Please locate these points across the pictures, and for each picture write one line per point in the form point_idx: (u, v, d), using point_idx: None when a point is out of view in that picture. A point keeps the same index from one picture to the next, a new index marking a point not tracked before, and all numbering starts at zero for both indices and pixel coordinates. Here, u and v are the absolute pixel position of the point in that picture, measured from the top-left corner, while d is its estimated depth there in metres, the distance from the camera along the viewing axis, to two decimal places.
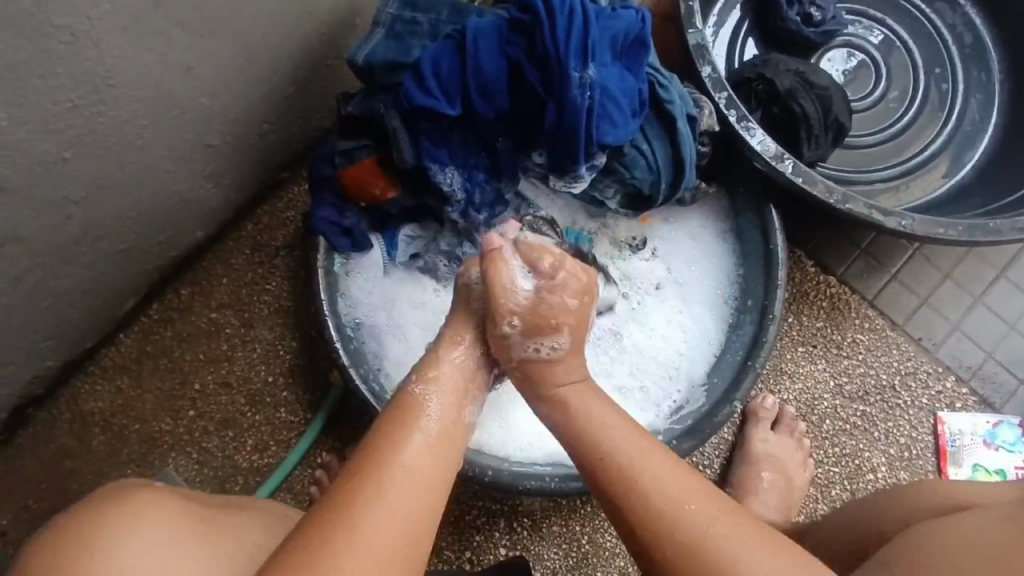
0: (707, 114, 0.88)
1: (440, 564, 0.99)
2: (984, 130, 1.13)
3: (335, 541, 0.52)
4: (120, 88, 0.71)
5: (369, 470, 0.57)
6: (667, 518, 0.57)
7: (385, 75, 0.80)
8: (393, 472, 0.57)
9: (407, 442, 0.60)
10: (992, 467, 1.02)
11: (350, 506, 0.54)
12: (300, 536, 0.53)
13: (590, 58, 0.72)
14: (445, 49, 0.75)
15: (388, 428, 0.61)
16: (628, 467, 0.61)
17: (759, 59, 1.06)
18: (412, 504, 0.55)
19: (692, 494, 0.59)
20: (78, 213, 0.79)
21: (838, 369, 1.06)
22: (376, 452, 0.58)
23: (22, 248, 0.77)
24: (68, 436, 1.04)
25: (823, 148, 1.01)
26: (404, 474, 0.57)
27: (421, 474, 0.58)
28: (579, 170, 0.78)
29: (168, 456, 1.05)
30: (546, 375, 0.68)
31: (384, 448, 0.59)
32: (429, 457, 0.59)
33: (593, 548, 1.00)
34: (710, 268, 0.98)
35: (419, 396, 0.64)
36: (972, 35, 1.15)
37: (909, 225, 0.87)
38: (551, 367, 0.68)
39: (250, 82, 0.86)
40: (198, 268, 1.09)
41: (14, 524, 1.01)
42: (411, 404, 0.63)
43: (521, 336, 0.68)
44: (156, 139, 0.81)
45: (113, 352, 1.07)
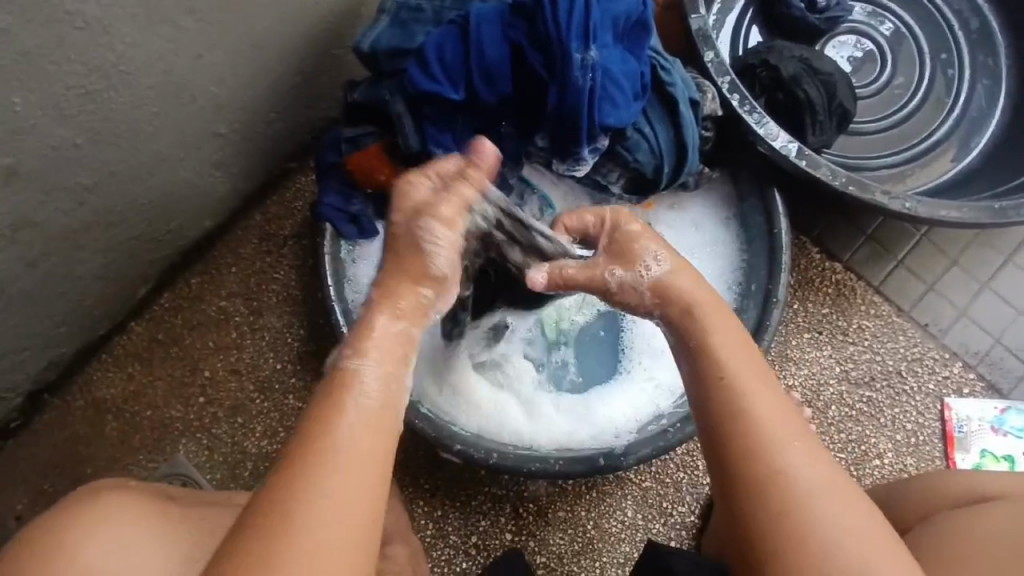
0: (710, 98, 0.88)
1: (446, 549, 1.00)
2: (991, 115, 1.13)
3: (285, 533, 0.46)
4: (132, 75, 0.73)
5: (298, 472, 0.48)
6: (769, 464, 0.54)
7: (389, 62, 0.81)
8: (332, 459, 0.49)
9: (342, 418, 0.51)
10: (1000, 453, 1.01)
11: (288, 507, 0.47)
12: (247, 531, 0.47)
13: (592, 40, 0.73)
14: (449, 34, 0.76)
15: (318, 414, 0.51)
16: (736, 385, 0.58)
17: (763, 46, 1.06)
18: (358, 510, 0.48)
19: (793, 430, 0.56)
20: (91, 199, 0.81)
21: (844, 355, 1.05)
22: (309, 439, 0.50)
23: (36, 233, 0.78)
24: (81, 422, 1.06)
25: (827, 133, 1.01)
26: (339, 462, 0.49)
27: (355, 456, 0.50)
28: (581, 153, 0.79)
29: (179, 442, 1.06)
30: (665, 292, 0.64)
31: (324, 432, 0.50)
32: (366, 436, 0.51)
33: (599, 533, 1.01)
34: (713, 255, 0.98)
35: (353, 371, 0.54)
36: (978, 20, 1.14)
37: (914, 208, 0.87)
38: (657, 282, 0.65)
39: (258, 71, 0.87)
40: (208, 258, 1.11)
41: (29, 508, 1.03)
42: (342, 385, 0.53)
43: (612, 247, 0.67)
44: (167, 126, 0.82)
45: (125, 340, 1.08)
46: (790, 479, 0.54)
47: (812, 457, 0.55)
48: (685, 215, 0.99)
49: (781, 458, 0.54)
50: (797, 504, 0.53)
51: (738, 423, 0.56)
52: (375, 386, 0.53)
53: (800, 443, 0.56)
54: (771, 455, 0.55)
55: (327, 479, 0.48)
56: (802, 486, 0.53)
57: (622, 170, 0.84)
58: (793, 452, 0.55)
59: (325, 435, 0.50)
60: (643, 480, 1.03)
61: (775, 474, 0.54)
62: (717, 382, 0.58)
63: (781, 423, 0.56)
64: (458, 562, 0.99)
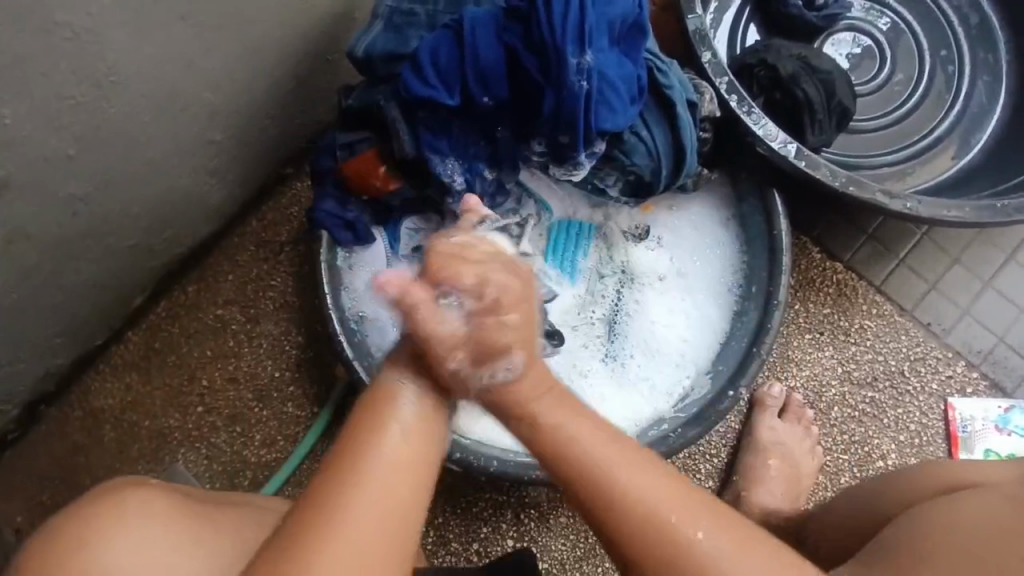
0: (708, 100, 0.87)
1: (448, 556, 0.99)
2: (991, 112, 1.12)
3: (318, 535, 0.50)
4: (123, 84, 0.72)
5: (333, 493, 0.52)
6: (648, 518, 0.56)
7: (383, 66, 0.80)
8: (369, 468, 0.53)
9: (385, 437, 0.55)
10: (1004, 452, 1.00)
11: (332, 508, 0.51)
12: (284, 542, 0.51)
13: (587, 44, 0.72)
14: (443, 39, 0.75)
15: (363, 419, 0.56)
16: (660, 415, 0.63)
17: (761, 44, 1.05)
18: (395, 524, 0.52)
19: (667, 504, 0.56)
20: (84, 209, 0.80)
21: (846, 356, 1.05)
22: (355, 445, 0.54)
23: (29, 245, 0.78)
24: (80, 432, 1.05)
25: (827, 132, 1.00)
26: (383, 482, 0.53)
27: (396, 473, 0.54)
28: (579, 158, 0.78)
29: (178, 452, 1.06)
30: None
31: (362, 447, 0.54)
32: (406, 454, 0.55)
33: (600, 538, 1.00)
34: (713, 257, 0.97)
35: (399, 386, 0.58)
36: (978, 16, 1.13)
37: (915, 208, 0.86)
38: None
39: (251, 77, 0.86)
40: (204, 265, 1.10)
41: (28, 519, 1.02)
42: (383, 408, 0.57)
43: None
44: (160, 134, 0.81)
45: (123, 349, 1.08)
46: (694, 555, 0.54)
47: (705, 518, 0.56)
48: (686, 216, 0.98)
49: (680, 531, 0.55)
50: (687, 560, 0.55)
51: (633, 510, 0.56)
52: (414, 410, 0.57)
53: (687, 514, 0.56)
54: (671, 531, 0.55)
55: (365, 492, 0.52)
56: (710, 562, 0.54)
57: (619, 174, 0.85)
58: (705, 538, 0.55)
59: (362, 454, 0.54)
60: None
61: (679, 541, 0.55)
62: (593, 473, 0.57)
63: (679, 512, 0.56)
64: None
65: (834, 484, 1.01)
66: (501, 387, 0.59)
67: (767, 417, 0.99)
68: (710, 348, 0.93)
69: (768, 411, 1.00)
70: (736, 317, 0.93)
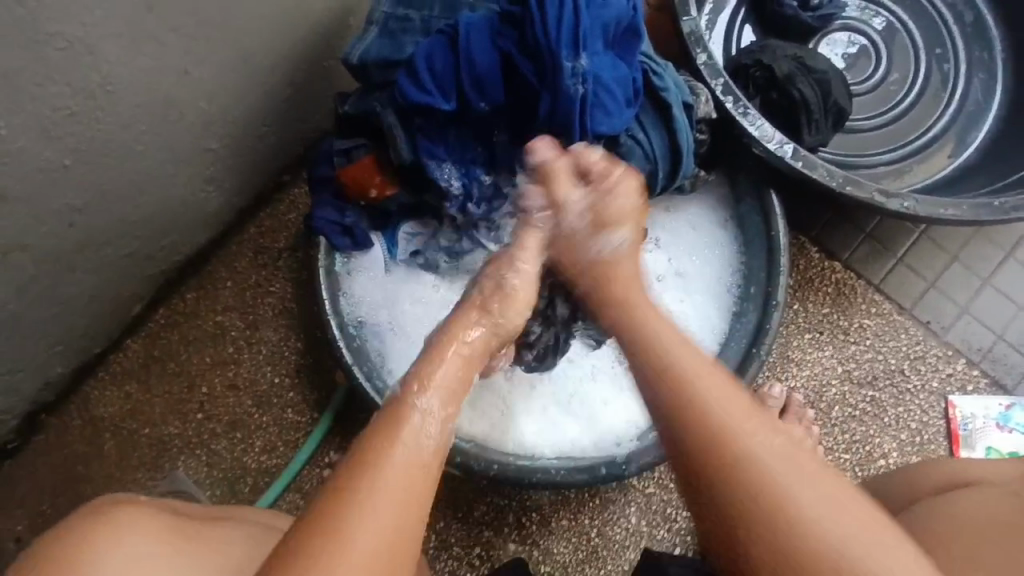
0: (704, 101, 0.88)
1: (450, 561, 0.99)
2: (988, 109, 1.12)
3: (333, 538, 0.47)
4: (118, 94, 0.72)
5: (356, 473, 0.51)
6: (736, 446, 0.53)
7: (379, 72, 0.80)
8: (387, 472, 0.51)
9: (402, 441, 0.53)
10: (1005, 449, 1.00)
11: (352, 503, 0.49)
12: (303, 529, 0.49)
13: (582, 48, 0.72)
14: (438, 44, 0.75)
15: (377, 435, 0.54)
16: (686, 377, 0.58)
17: (757, 45, 1.05)
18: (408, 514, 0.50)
19: (738, 409, 0.55)
20: (81, 219, 0.80)
21: (846, 355, 1.05)
22: (367, 453, 0.52)
23: (26, 256, 0.78)
24: (80, 441, 1.05)
25: (824, 132, 1.01)
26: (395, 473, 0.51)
27: (417, 477, 0.52)
28: None
29: (178, 459, 1.06)
30: (604, 298, 0.69)
31: (381, 451, 0.52)
32: (422, 454, 0.54)
33: (603, 541, 1.00)
34: (711, 257, 0.97)
35: (416, 405, 0.57)
36: (973, 14, 1.14)
37: (911, 207, 0.86)
38: (615, 265, 0.70)
39: (247, 85, 0.86)
40: (203, 272, 1.10)
41: (29, 529, 1.02)
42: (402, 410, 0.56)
43: (587, 232, 0.72)
44: (156, 144, 0.81)
45: (122, 357, 1.08)
46: (755, 453, 0.53)
47: (776, 445, 0.53)
48: (683, 217, 0.98)
49: (750, 444, 0.53)
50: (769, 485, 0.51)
51: (713, 421, 0.55)
52: (435, 430, 0.56)
53: (754, 422, 0.55)
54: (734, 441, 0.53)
55: (378, 496, 0.50)
56: (771, 464, 0.52)
57: None
58: (760, 442, 0.54)
59: (378, 460, 0.52)
60: (647, 486, 1.02)
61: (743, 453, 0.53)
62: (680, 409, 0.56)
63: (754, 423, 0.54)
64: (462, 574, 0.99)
65: None
66: (609, 258, 0.71)
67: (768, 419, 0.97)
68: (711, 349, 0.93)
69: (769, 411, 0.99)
70: (735, 317, 0.93)
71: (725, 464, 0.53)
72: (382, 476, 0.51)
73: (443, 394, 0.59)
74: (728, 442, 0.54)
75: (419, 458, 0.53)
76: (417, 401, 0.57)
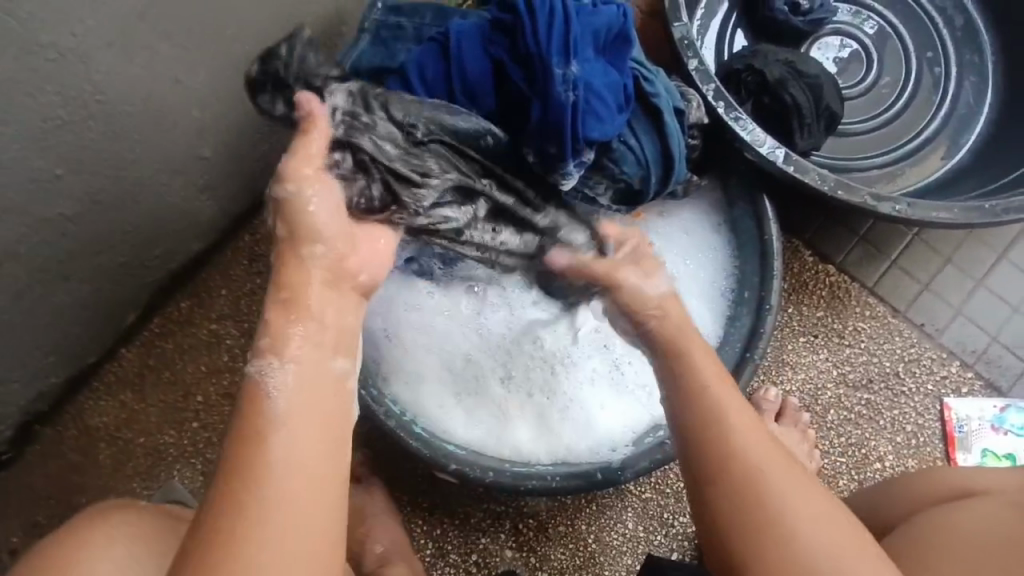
0: (695, 107, 0.86)
1: (446, 568, 0.98)
2: (979, 112, 1.13)
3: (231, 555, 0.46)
4: (110, 104, 0.72)
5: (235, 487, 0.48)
6: (751, 473, 0.57)
7: (373, 81, 0.81)
8: (270, 462, 0.49)
9: (278, 428, 0.51)
10: (1000, 451, 1.01)
11: (253, 504, 0.48)
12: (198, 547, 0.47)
13: (572, 55, 0.72)
14: (430, 52, 0.76)
15: (244, 421, 0.51)
16: (705, 397, 0.62)
17: (748, 49, 1.06)
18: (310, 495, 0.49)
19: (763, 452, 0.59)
20: (74, 228, 0.80)
21: (840, 358, 1.05)
22: (241, 457, 0.49)
23: (19, 265, 0.78)
24: (75, 452, 1.05)
25: (816, 136, 1.01)
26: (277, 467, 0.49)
27: (302, 454, 0.50)
28: (567, 168, 0.76)
29: (173, 469, 1.05)
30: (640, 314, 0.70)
31: (257, 447, 0.50)
32: (300, 438, 0.51)
33: (600, 547, 1.00)
34: (706, 262, 0.97)
35: (264, 378, 0.53)
36: (963, 18, 1.14)
37: (904, 210, 0.86)
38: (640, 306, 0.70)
39: (240, 93, 0.86)
40: (198, 281, 1.10)
41: (23, 540, 1.02)
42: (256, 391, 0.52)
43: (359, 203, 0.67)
44: (149, 153, 0.81)
45: (116, 367, 1.07)
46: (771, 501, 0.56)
47: (792, 475, 0.58)
48: (677, 222, 0.98)
49: (775, 482, 0.57)
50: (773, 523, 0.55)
51: (733, 446, 0.59)
52: (287, 391, 0.53)
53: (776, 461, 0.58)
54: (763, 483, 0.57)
55: (278, 502, 0.48)
56: (785, 500, 0.56)
57: (609, 183, 0.84)
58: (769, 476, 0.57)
59: (253, 458, 0.49)
60: (644, 491, 1.02)
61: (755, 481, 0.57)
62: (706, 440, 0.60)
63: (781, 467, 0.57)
64: None
65: (832, 488, 1.01)
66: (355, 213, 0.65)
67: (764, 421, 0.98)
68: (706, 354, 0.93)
69: (764, 414, 1.00)
70: (730, 322, 0.93)
71: (739, 491, 0.57)
72: (266, 468, 0.49)
73: (303, 359, 0.55)
74: (743, 476, 0.57)
75: (288, 431, 0.51)
76: (266, 370, 0.53)
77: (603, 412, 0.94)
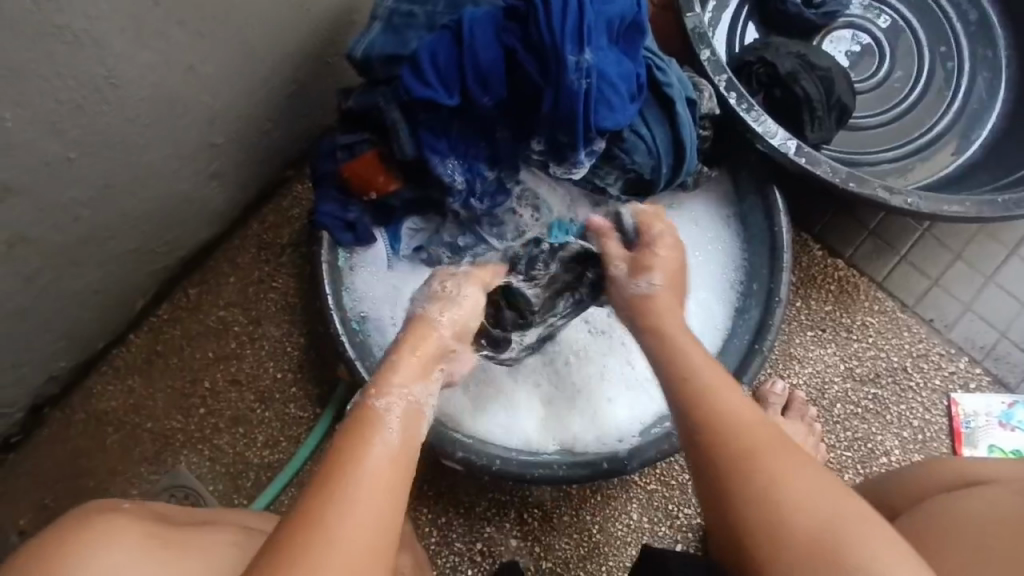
0: (706, 98, 0.87)
1: (451, 556, 0.99)
2: (991, 108, 1.12)
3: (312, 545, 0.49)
4: (124, 88, 0.72)
5: (330, 481, 0.53)
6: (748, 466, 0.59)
7: (383, 69, 0.81)
8: (358, 487, 0.53)
9: (374, 453, 0.56)
10: (1009, 447, 1.00)
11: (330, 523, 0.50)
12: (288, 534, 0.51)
13: (586, 42, 0.72)
14: (442, 40, 0.75)
15: (348, 440, 0.57)
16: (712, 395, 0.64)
17: (760, 42, 1.06)
18: (382, 504, 0.53)
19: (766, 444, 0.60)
20: (86, 213, 0.80)
21: (848, 352, 1.05)
22: (340, 469, 0.54)
23: (31, 249, 0.78)
24: (82, 436, 1.05)
25: (827, 130, 1.00)
26: (368, 479, 0.54)
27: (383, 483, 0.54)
28: (579, 157, 0.78)
29: (181, 454, 1.06)
30: (647, 306, 0.74)
31: (353, 459, 0.55)
32: (391, 463, 0.56)
33: (604, 537, 1.00)
34: (716, 255, 0.97)
35: (380, 408, 0.61)
36: (977, 13, 1.13)
37: (915, 203, 0.86)
38: (651, 302, 0.74)
39: (251, 80, 0.86)
40: (206, 267, 1.10)
41: (32, 523, 1.02)
42: (370, 418, 0.59)
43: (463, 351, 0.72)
44: (160, 139, 0.82)
45: (124, 352, 1.08)
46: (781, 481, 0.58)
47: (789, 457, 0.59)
48: (686, 215, 0.98)
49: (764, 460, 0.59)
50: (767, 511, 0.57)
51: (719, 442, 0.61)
52: (397, 430, 0.59)
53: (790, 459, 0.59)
54: (762, 461, 0.59)
55: (365, 486, 0.53)
56: (786, 487, 0.57)
57: (619, 172, 0.84)
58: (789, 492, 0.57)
59: (345, 472, 0.53)
60: (648, 482, 1.02)
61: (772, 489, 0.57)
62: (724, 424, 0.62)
63: (768, 451, 0.59)
64: (464, 570, 0.99)
65: (838, 481, 1.01)
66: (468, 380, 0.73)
67: (770, 415, 0.99)
68: (714, 346, 0.93)
69: (771, 408, 1.00)
70: (738, 315, 0.93)
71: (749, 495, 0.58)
72: (354, 474, 0.53)
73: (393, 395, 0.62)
74: (740, 471, 0.59)
75: (377, 460, 0.55)
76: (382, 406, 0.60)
77: (612, 404, 0.94)
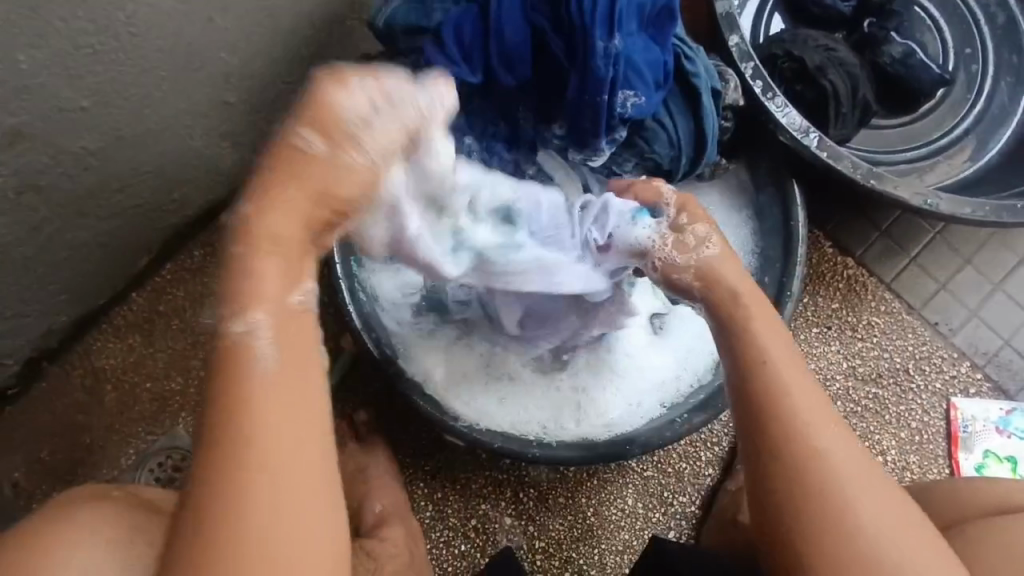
0: (733, 88, 0.86)
1: (445, 530, 0.99)
2: (1013, 113, 1.10)
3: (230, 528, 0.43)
4: (141, 37, 0.70)
5: (217, 466, 0.44)
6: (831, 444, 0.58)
7: (405, 39, 0.76)
8: (249, 411, 0.45)
9: (262, 364, 0.46)
10: (1003, 453, 1.01)
11: (232, 479, 0.43)
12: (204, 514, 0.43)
13: (616, 29, 0.71)
14: (469, 13, 0.73)
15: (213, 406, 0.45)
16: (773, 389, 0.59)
17: (787, 33, 1.04)
18: (299, 450, 0.45)
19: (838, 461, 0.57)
20: (96, 164, 0.79)
21: (852, 351, 1.05)
22: (219, 410, 0.45)
23: (38, 198, 0.76)
24: (80, 391, 1.05)
25: (849, 128, 1.00)
26: (271, 416, 0.45)
27: (265, 435, 0.44)
28: (599, 145, 0.77)
29: (179, 416, 1.05)
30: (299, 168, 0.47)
31: (245, 385, 0.45)
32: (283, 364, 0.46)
33: (598, 520, 1.01)
34: (731, 238, 0.96)
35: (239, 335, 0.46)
36: (1006, 16, 1.11)
37: (935, 204, 0.86)
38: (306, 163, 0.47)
39: (267, 39, 0.84)
40: (212, 229, 1.09)
41: (27, 476, 1.02)
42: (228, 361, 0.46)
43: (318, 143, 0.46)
44: (174, 93, 0.80)
45: (126, 311, 1.07)
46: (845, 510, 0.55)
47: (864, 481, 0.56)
48: (702, 200, 0.97)
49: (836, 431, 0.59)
50: (836, 490, 0.55)
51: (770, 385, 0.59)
52: (270, 328, 0.47)
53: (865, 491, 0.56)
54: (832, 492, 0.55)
55: (260, 438, 0.44)
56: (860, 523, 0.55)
57: (638, 161, 0.83)
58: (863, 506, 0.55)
59: (248, 401, 0.45)
60: (645, 468, 1.02)
61: (817, 460, 0.56)
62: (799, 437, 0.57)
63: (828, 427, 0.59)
64: (457, 545, 0.99)
65: None
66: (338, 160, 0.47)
67: None
68: None
69: None
70: None
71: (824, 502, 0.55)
72: (253, 406, 0.45)
73: (294, 220, 0.47)
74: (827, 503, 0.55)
75: (289, 388, 0.46)
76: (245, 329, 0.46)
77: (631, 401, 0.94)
